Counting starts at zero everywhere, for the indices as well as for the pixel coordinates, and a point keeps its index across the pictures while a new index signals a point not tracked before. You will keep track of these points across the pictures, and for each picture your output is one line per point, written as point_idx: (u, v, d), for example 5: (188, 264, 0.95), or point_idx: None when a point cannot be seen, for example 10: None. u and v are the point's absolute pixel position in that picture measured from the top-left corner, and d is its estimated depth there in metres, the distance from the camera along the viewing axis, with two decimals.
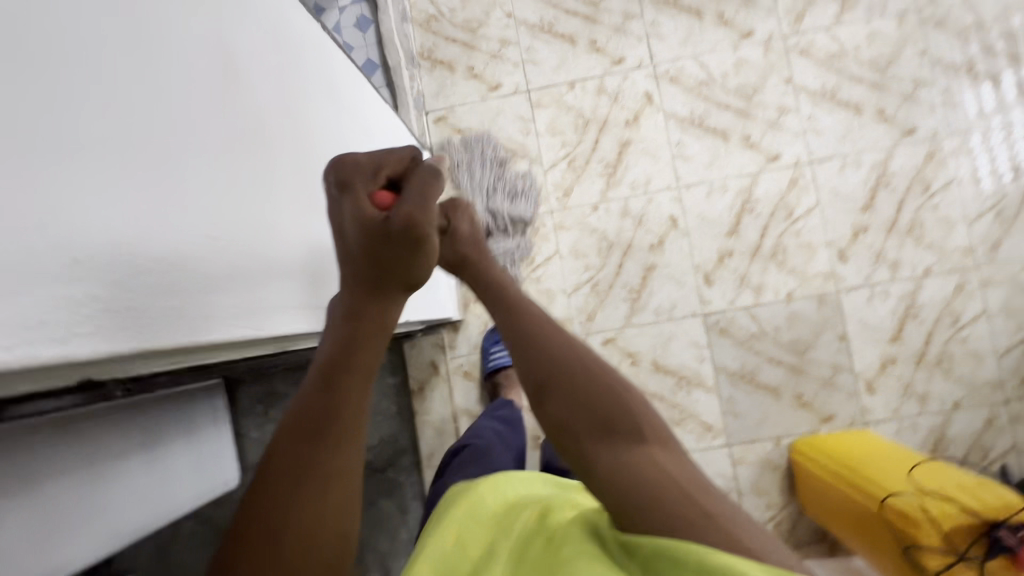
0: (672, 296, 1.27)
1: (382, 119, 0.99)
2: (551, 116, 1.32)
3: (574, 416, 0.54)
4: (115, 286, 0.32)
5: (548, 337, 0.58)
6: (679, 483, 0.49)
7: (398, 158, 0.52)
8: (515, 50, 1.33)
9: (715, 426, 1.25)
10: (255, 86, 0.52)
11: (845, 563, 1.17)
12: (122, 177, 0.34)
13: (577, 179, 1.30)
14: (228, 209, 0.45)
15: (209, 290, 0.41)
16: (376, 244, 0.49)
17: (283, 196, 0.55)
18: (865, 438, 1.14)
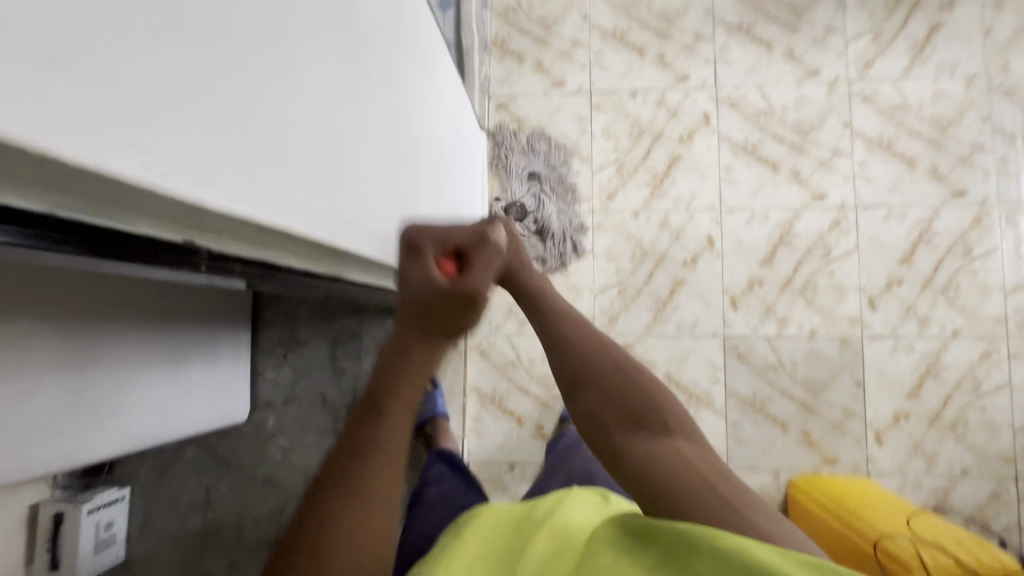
0: (696, 313, 1.29)
1: (454, 88, 1.02)
2: (608, 121, 1.35)
3: (606, 416, 0.53)
4: (229, 163, 0.34)
5: (582, 340, 0.57)
6: (699, 472, 0.49)
7: (467, 233, 0.55)
8: (585, 52, 1.37)
9: (717, 449, 1.26)
10: (366, 31, 0.56)
11: None
12: (246, 75, 0.36)
13: (623, 184, 1.33)
14: (331, 131, 0.49)
15: (307, 193, 0.45)
16: (440, 301, 0.49)
17: (373, 136, 0.59)
18: (866, 485, 1.14)
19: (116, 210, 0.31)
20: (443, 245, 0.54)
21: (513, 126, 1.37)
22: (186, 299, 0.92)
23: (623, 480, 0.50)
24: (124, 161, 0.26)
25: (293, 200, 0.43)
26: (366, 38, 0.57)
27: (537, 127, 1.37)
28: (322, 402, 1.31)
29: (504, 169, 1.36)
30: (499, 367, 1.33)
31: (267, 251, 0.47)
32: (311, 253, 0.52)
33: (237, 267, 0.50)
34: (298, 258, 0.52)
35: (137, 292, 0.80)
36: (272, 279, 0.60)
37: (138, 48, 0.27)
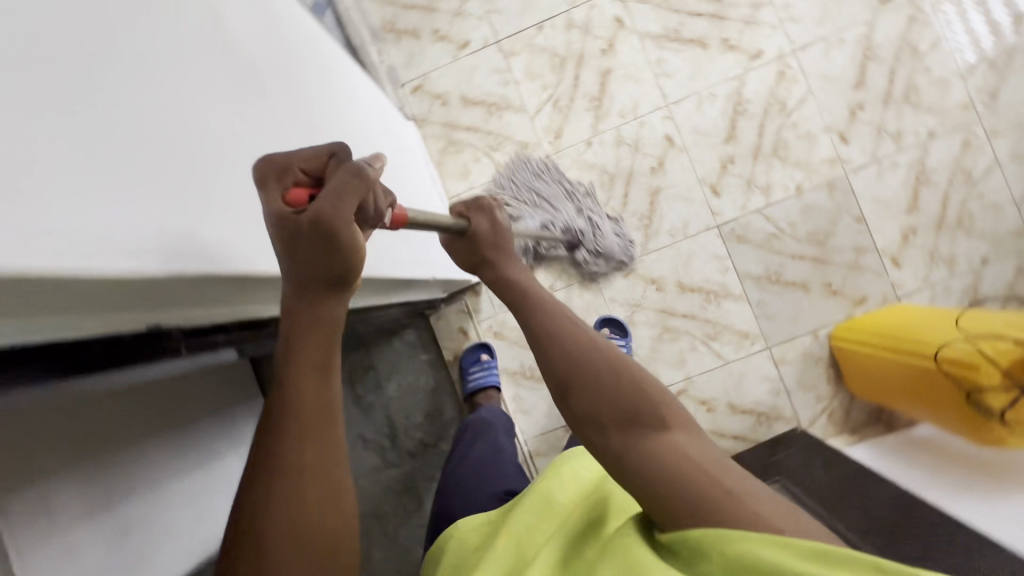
0: (683, 214, 1.26)
1: (367, 91, 0.98)
2: (526, 62, 1.30)
3: (598, 415, 0.50)
4: (159, 222, 0.31)
5: (571, 336, 0.54)
6: (704, 468, 0.45)
7: (312, 151, 0.42)
8: (477, 4, 1.31)
9: (752, 333, 1.25)
10: (245, 42, 0.51)
11: (907, 437, 1.18)
12: (146, 123, 0.32)
13: (565, 119, 1.29)
14: (251, 159, 0.45)
15: (251, 232, 0.42)
16: (312, 242, 0.40)
17: (298, 153, 0.55)
18: (901, 309, 1.14)
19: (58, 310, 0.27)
20: (294, 172, 0.42)
21: (437, 103, 1.31)
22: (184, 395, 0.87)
23: (621, 478, 0.47)
24: (42, 251, 0.23)
25: (237, 241, 0.39)
26: (255, 59, 0.52)
27: (460, 96, 1.31)
28: (364, 444, 1.25)
29: (444, 149, 1.30)
30: (518, 342, 1.31)
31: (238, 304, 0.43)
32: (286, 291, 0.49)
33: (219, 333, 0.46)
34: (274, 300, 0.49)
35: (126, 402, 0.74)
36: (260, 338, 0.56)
37: (19, 124, 0.23)
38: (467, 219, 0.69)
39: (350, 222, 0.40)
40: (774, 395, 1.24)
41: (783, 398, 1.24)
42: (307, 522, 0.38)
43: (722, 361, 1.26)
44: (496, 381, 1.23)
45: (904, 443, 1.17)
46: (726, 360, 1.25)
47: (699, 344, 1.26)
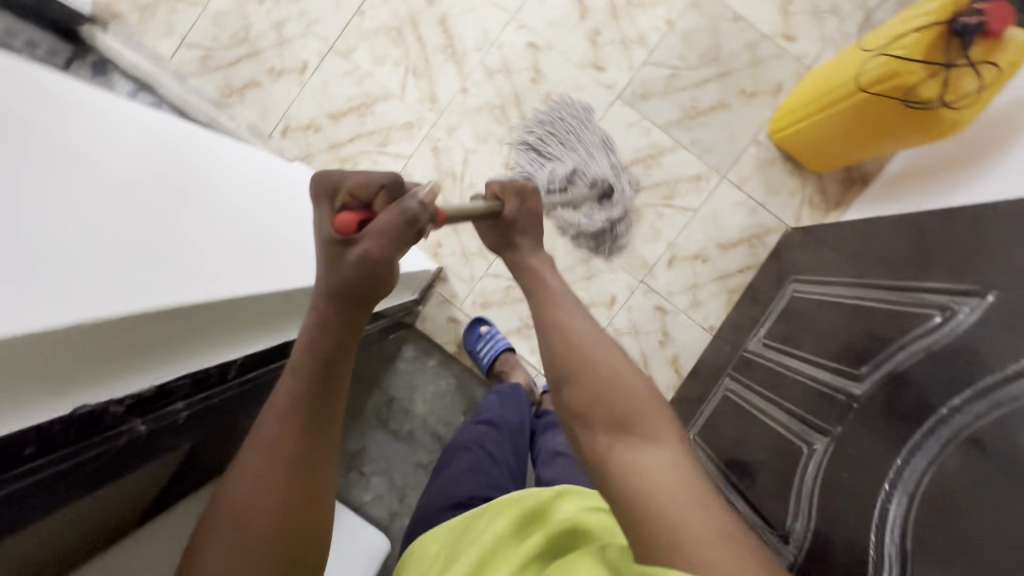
0: (582, 103, 1.26)
1: (242, 156, 0.96)
2: (368, 51, 1.28)
3: (589, 412, 0.48)
4: None
5: (576, 339, 0.53)
6: (669, 488, 0.40)
7: (377, 180, 0.50)
8: (294, 25, 1.29)
9: (702, 172, 1.26)
10: (126, 135, 0.49)
11: (881, 181, 1.19)
12: None
13: (432, 80, 1.27)
14: (113, 221, 0.40)
15: (83, 287, 0.36)
16: (351, 275, 0.47)
17: (197, 217, 0.51)
18: (809, 75, 1.14)
19: None
20: (343, 196, 0.50)
21: (311, 133, 1.29)
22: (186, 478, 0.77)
23: (595, 478, 0.46)
24: None
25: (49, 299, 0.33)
26: (106, 109, 0.50)
27: (328, 114, 1.29)
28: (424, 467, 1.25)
29: (342, 169, 1.28)
30: (506, 300, 1.31)
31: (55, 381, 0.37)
32: (143, 348, 0.43)
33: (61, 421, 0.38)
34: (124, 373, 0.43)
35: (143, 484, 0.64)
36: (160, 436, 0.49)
37: None
38: (502, 201, 0.68)
39: (392, 258, 0.47)
40: (751, 215, 1.26)
41: (761, 213, 1.26)
42: (278, 517, 0.43)
43: (691, 212, 1.27)
44: (506, 346, 1.24)
45: (882, 187, 1.18)
46: (693, 209, 1.26)
47: (661, 209, 1.26)
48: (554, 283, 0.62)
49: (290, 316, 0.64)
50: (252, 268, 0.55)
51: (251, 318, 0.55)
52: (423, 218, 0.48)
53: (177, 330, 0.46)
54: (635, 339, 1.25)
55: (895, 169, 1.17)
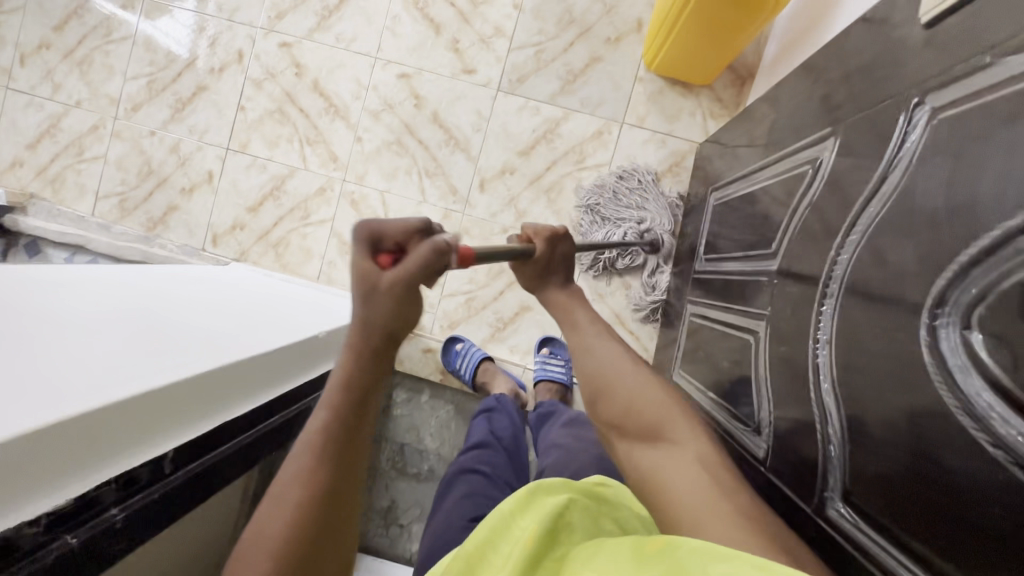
0: (468, 108, 1.30)
1: (180, 271, 1.03)
2: (261, 138, 1.34)
3: (623, 424, 0.58)
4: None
5: (600, 358, 0.63)
6: (704, 489, 0.49)
7: (412, 225, 0.46)
8: (187, 142, 1.36)
9: (602, 126, 1.28)
10: (60, 303, 0.54)
11: (765, 68, 1.21)
12: None
13: (327, 141, 1.33)
14: (46, 362, 0.43)
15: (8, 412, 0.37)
16: (389, 301, 0.45)
17: (138, 339, 0.54)
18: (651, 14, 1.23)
19: None
20: (384, 240, 0.46)
21: (238, 232, 1.34)
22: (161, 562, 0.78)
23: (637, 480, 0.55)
24: None
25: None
26: (49, 285, 0.59)
27: (246, 209, 1.34)
28: None
29: (278, 254, 1.33)
30: (471, 314, 1.32)
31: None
32: (116, 442, 0.46)
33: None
34: (69, 478, 0.42)
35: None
36: (103, 551, 0.47)
37: None
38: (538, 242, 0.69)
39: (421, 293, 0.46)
40: (663, 147, 1.28)
41: (671, 141, 1.28)
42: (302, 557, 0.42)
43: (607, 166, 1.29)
44: (482, 357, 1.25)
45: (766, 73, 1.20)
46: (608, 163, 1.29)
47: (578, 174, 1.29)
48: (581, 317, 0.68)
49: (244, 394, 0.65)
50: (223, 349, 0.62)
51: (198, 410, 0.56)
52: (452, 252, 0.45)
53: (123, 425, 0.46)
54: (603, 303, 1.29)
55: (771, 54, 1.20)
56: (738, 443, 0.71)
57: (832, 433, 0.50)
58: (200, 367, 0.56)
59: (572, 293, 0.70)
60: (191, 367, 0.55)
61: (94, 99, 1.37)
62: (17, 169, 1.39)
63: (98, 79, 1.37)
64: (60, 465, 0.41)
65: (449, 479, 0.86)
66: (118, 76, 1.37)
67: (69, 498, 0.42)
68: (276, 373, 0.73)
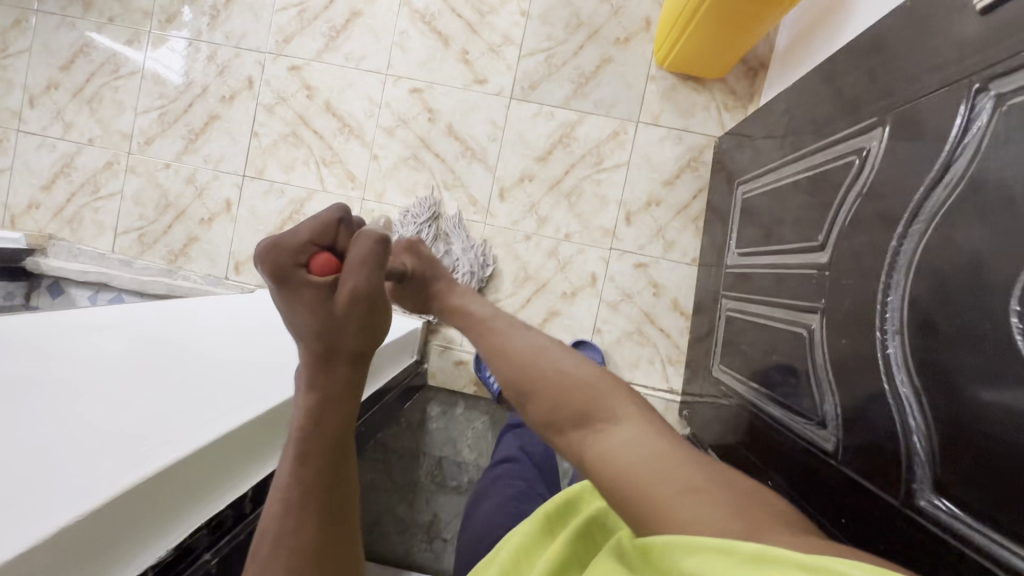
0: (482, 118, 1.30)
1: (215, 303, 1.05)
2: (276, 162, 1.34)
3: (553, 419, 0.50)
4: (103, 466, 0.39)
5: (511, 346, 0.55)
6: (651, 474, 0.42)
7: (323, 218, 0.44)
8: (203, 172, 1.35)
9: (617, 126, 1.28)
10: (103, 358, 0.54)
11: (777, 57, 1.21)
12: (48, 424, 0.41)
13: (343, 161, 1.32)
14: (96, 428, 0.43)
15: (78, 489, 0.37)
16: (350, 315, 0.45)
17: (184, 385, 0.54)
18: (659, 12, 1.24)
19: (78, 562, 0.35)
20: (303, 251, 0.44)
21: None
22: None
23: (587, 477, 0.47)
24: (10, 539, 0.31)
25: (36, 515, 0.34)
26: (119, 338, 0.62)
27: (267, 235, 1.34)
28: None
29: None
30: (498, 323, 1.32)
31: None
32: (227, 473, 0.50)
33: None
34: (168, 527, 0.43)
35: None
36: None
37: None
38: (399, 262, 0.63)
39: (383, 290, 0.45)
40: (679, 143, 1.28)
41: (688, 137, 1.28)
42: None
43: (625, 165, 1.29)
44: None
45: (779, 62, 1.20)
46: (625, 162, 1.29)
47: (596, 176, 1.29)
48: (478, 308, 0.62)
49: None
50: (291, 378, 0.66)
51: (269, 445, 0.56)
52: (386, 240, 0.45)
53: (200, 474, 0.46)
54: (632, 303, 1.29)
55: (783, 43, 1.20)
56: (797, 436, 0.71)
57: (914, 424, 0.50)
58: (278, 395, 0.59)
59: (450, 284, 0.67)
60: (272, 398, 0.58)
61: (106, 135, 1.37)
62: (34, 212, 1.38)
63: (108, 116, 1.37)
64: (189, 503, 0.45)
65: (482, 492, 0.87)
66: (129, 111, 1.37)
67: (174, 543, 0.43)
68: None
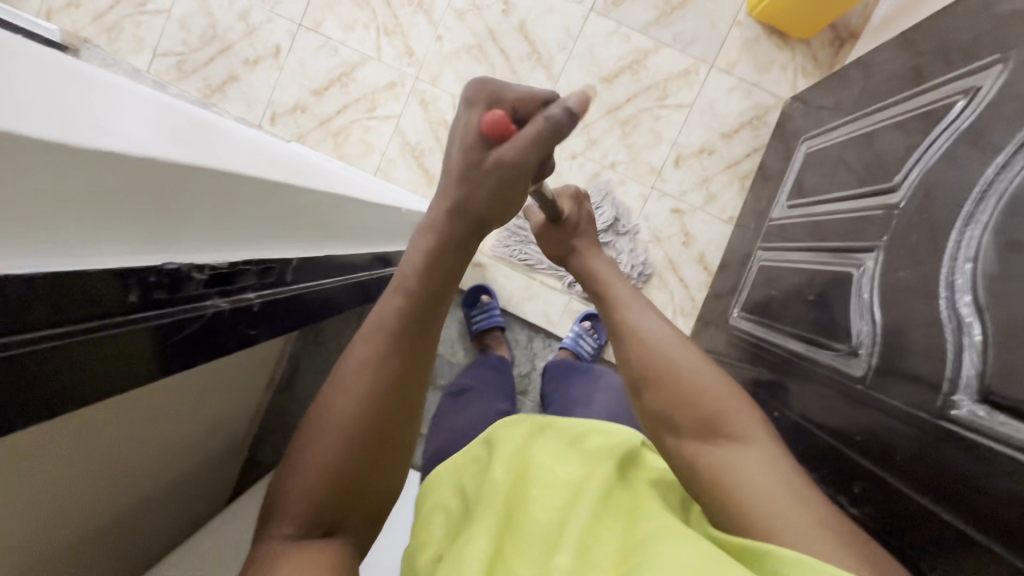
0: (557, 24, 1.25)
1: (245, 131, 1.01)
2: (335, 20, 1.28)
3: (673, 414, 0.52)
4: (191, 142, 0.38)
5: (649, 342, 0.56)
6: (769, 483, 0.44)
7: (523, 93, 0.48)
8: (258, 11, 1.29)
9: (691, 65, 1.25)
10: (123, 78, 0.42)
11: (870, 29, 1.18)
12: (135, 89, 0.39)
13: (405, 35, 1.27)
14: (112, 96, 0.34)
15: (154, 138, 0.34)
16: (490, 179, 0.48)
17: (240, 137, 0.52)
18: None
19: (147, 209, 0.35)
20: (502, 98, 0.48)
21: (299, 114, 1.30)
22: (149, 472, 0.70)
23: (688, 477, 0.50)
24: (117, 140, 0.31)
25: (128, 134, 0.32)
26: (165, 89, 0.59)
27: (311, 92, 1.29)
28: None
29: (337, 143, 1.29)
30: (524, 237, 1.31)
31: (78, 215, 0.31)
32: (272, 226, 0.48)
33: (134, 291, 0.36)
34: (222, 238, 0.43)
35: (90, 453, 0.55)
36: (242, 333, 0.48)
37: (58, 73, 0.30)
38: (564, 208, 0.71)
39: (528, 168, 0.47)
40: (748, 97, 1.25)
41: (758, 93, 1.25)
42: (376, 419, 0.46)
43: (689, 107, 1.26)
44: (500, 320, 1.24)
45: (871, 34, 1.17)
46: (690, 104, 1.25)
47: (657, 111, 1.26)
48: (617, 289, 0.65)
49: (330, 232, 0.62)
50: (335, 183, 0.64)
51: (311, 233, 0.56)
52: (567, 130, 0.46)
53: (204, 202, 0.39)
54: (660, 247, 1.27)
55: (880, 15, 1.17)
56: (815, 364, 0.74)
57: (970, 340, 0.51)
58: (326, 187, 0.58)
59: (600, 254, 0.70)
60: (321, 186, 0.56)
61: None
62: (72, 10, 1.31)
63: None
64: (240, 232, 0.44)
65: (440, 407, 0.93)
66: None
67: (223, 261, 0.43)
68: (356, 227, 0.70)
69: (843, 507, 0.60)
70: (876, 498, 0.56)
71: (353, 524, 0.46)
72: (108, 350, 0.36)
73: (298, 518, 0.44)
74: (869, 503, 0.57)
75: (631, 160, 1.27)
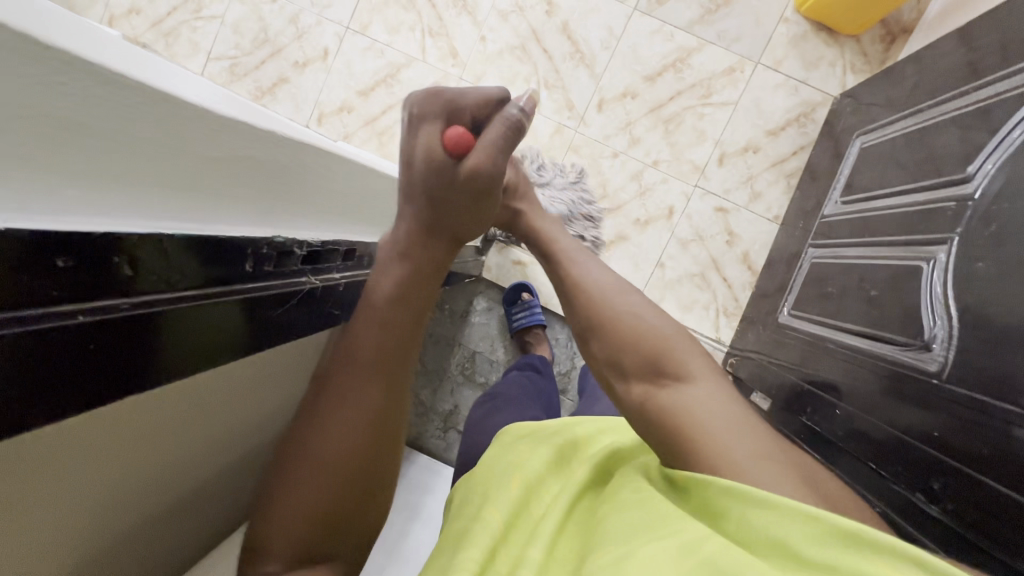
0: (599, 23, 1.26)
1: None
2: (382, 22, 1.31)
3: (620, 360, 0.47)
4: (285, 124, 0.42)
5: (596, 294, 0.52)
6: (724, 424, 0.40)
7: (479, 97, 0.46)
8: (308, 15, 1.33)
9: (736, 63, 1.24)
10: None
11: (924, 24, 1.16)
12: None
13: (450, 37, 1.29)
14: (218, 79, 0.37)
15: (259, 115, 0.38)
16: (460, 192, 0.47)
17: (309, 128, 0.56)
18: None
19: (252, 178, 0.38)
20: (457, 111, 0.46)
21: (345, 115, 1.33)
22: (192, 478, 0.56)
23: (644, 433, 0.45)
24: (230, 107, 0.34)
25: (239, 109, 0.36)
26: None
27: (357, 92, 1.32)
28: None
29: (382, 143, 1.32)
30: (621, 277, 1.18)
31: (200, 176, 0.34)
32: (336, 206, 0.52)
33: (251, 260, 0.40)
34: (302, 214, 0.47)
35: (126, 465, 0.43)
36: (317, 310, 0.52)
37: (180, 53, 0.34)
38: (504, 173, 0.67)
39: (495, 180, 0.47)
40: (794, 94, 1.23)
41: (805, 90, 1.23)
42: (359, 451, 0.45)
43: (733, 105, 1.25)
44: (541, 318, 1.23)
45: (925, 29, 1.15)
46: (735, 101, 1.24)
47: (700, 109, 1.25)
48: (566, 243, 0.61)
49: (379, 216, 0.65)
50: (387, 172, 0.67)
51: (367, 218, 0.61)
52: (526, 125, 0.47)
53: (291, 177, 0.43)
54: (702, 246, 1.25)
55: (935, 10, 1.14)
56: (883, 360, 0.72)
57: None
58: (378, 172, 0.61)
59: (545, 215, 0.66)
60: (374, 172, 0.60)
61: None
62: (133, 18, 1.37)
63: None
64: (313, 211, 0.48)
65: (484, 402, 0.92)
66: None
67: (301, 237, 0.47)
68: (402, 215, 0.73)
69: (922, 506, 0.58)
70: (951, 495, 0.55)
71: (345, 546, 0.45)
72: (229, 320, 0.39)
73: (290, 549, 0.42)
74: (954, 499, 0.54)
75: (674, 159, 1.26)
